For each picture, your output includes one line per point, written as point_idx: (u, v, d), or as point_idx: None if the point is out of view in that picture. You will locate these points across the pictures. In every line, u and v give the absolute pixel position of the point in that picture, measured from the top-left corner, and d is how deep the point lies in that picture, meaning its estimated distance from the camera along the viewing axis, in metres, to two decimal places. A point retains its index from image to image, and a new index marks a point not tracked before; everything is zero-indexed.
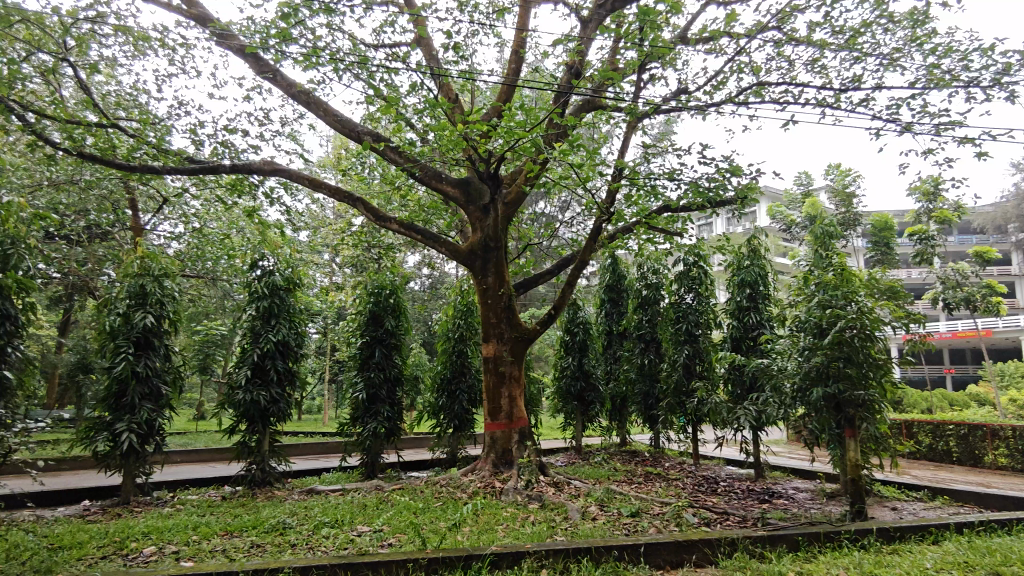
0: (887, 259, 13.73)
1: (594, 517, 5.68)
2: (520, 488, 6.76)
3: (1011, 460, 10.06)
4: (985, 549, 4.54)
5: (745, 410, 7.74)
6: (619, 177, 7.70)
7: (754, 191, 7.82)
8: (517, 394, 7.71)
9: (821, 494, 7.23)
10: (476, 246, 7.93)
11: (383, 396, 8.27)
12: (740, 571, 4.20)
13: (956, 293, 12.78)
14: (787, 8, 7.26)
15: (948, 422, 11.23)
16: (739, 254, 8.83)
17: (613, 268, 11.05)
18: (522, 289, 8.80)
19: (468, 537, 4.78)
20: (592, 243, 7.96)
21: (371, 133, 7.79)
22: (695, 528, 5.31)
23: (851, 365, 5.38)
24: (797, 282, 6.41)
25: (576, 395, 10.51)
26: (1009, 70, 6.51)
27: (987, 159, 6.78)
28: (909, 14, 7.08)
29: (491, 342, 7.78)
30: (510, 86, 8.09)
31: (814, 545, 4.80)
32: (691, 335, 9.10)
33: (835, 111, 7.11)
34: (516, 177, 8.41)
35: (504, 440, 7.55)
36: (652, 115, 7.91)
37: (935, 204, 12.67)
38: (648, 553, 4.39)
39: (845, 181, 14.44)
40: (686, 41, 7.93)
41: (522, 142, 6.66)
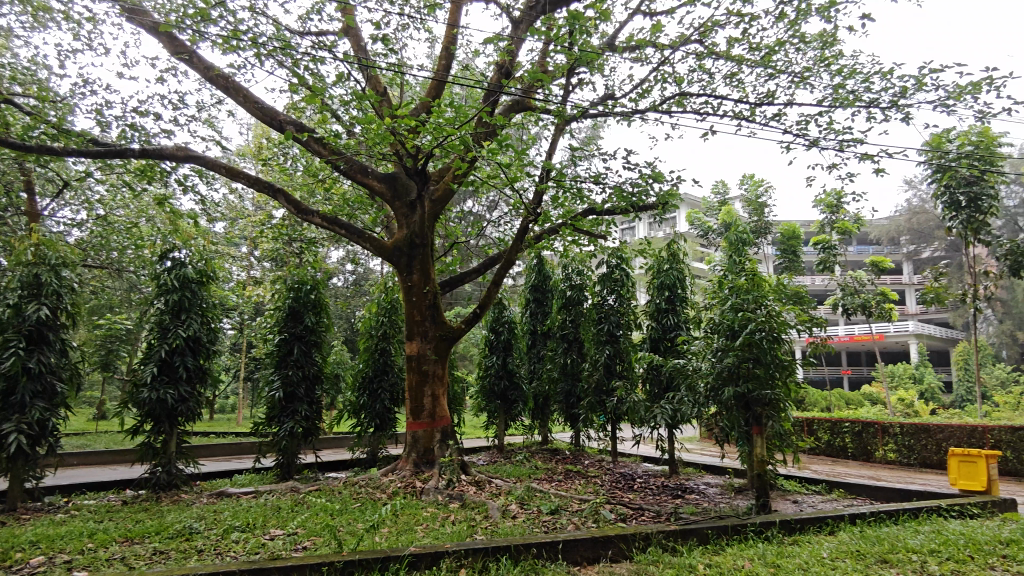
0: (794, 266, 14.49)
1: (514, 515, 5.72)
2: (441, 488, 6.71)
3: (899, 455, 10.94)
4: (875, 538, 4.89)
5: (662, 409, 8.01)
6: (546, 178, 7.77)
7: (675, 197, 8.11)
8: (440, 393, 7.65)
9: (729, 489, 7.58)
10: (401, 242, 7.80)
11: (302, 394, 8.01)
12: (653, 564, 4.35)
13: (854, 299, 13.65)
14: (709, 23, 7.58)
15: (844, 420, 12.01)
16: (659, 258, 9.10)
17: (538, 268, 11.15)
18: (447, 287, 8.74)
19: (386, 538, 4.72)
20: (518, 243, 8.00)
21: (294, 122, 7.52)
22: (611, 524, 5.45)
23: (760, 365, 5.68)
24: (712, 286, 6.68)
25: (499, 394, 10.57)
26: (905, 93, 7.03)
27: (884, 175, 7.35)
28: (819, 36, 7.53)
29: (415, 340, 7.67)
30: (440, 82, 8.04)
31: (722, 538, 5.01)
32: (612, 335, 9.33)
33: (751, 124, 7.48)
34: (444, 173, 8.34)
35: (426, 439, 7.46)
36: (579, 119, 8.07)
37: (837, 216, 13.44)
38: (565, 550, 4.46)
39: (758, 192, 15.23)
40: (613, 49, 8.14)
41: (451, 139, 6.62)
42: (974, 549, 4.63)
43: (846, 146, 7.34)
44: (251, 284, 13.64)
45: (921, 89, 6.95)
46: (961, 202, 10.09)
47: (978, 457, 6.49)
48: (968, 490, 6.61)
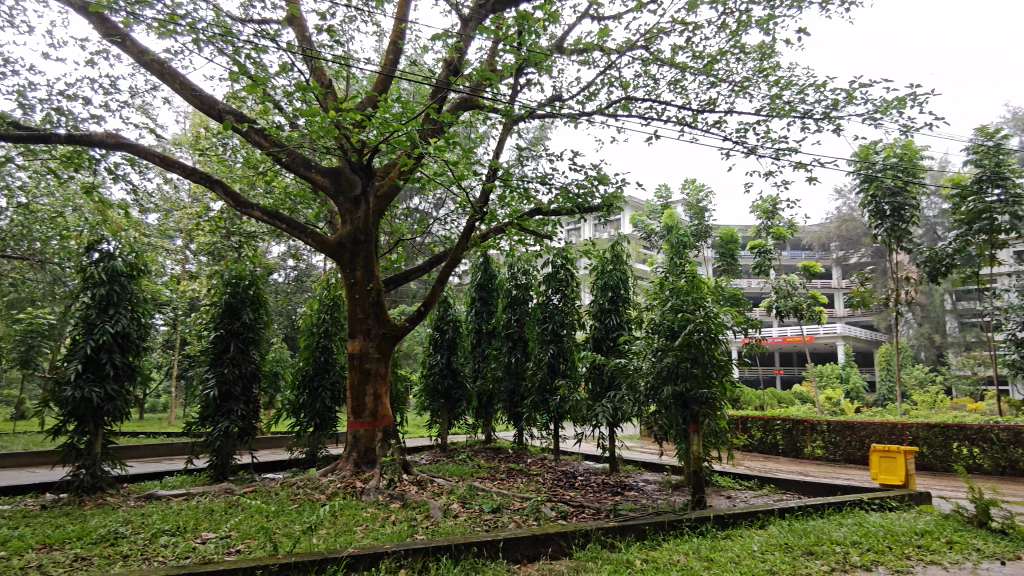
0: (731, 269, 14.97)
1: (455, 515, 5.69)
2: (382, 488, 6.63)
3: (826, 451, 11.46)
4: (802, 531, 5.11)
5: (603, 407, 8.13)
6: (493, 177, 7.77)
7: (619, 200, 8.26)
8: (382, 392, 7.55)
9: (667, 486, 7.77)
10: (345, 238, 7.66)
11: (238, 393, 7.75)
12: (592, 561, 4.41)
13: (787, 302, 14.20)
14: (654, 29, 7.77)
15: (776, 418, 12.50)
16: (603, 258, 9.23)
17: (484, 267, 11.16)
18: (391, 285, 8.62)
19: (324, 540, 4.62)
20: (463, 242, 7.97)
21: (234, 112, 7.27)
22: (552, 521, 5.51)
23: (697, 365, 5.84)
24: (654, 287, 6.82)
25: (443, 392, 10.52)
26: (837, 106, 7.34)
27: (816, 183, 7.68)
28: (758, 47, 7.80)
29: (358, 338, 7.54)
30: (387, 77, 7.93)
31: (659, 533, 5.11)
32: (557, 335, 9.41)
33: (693, 130, 7.68)
34: (390, 170, 8.24)
35: (367, 439, 7.34)
36: (527, 119, 8.10)
37: (773, 221, 13.94)
38: (506, 548, 4.46)
39: (698, 196, 15.67)
40: (562, 50, 8.23)
41: (397, 135, 6.55)
42: (892, 540, 4.90)
43: (782, 155, 7.62)
44: (185, 279, 13.14)
45: (851, 102, 7.28)
46: (886, 211, 10.64)
47: (898, 452, 6.86)
48: (888, 484, 6.95)
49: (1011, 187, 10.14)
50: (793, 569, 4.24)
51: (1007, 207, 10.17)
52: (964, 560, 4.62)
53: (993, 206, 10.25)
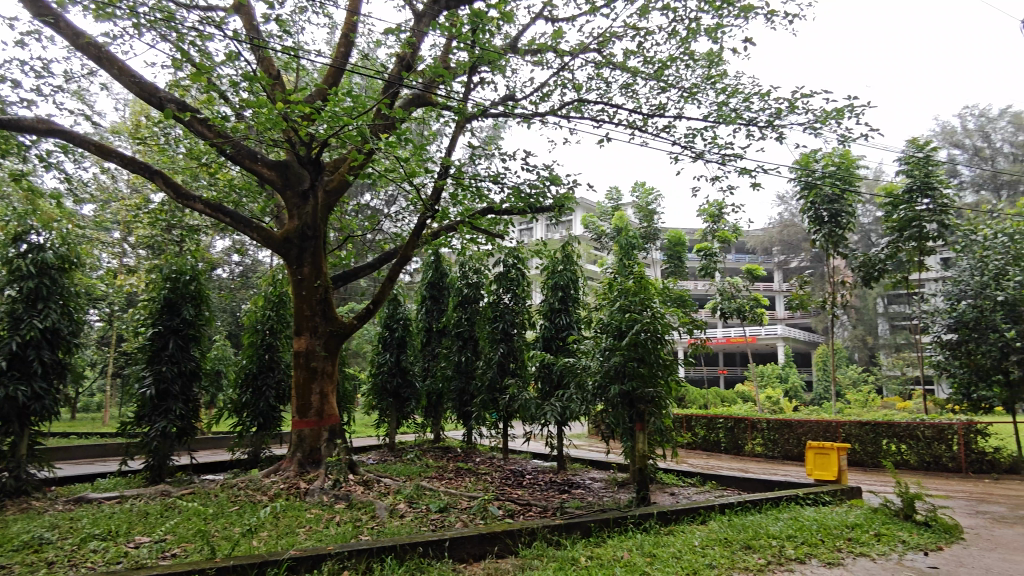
0: (678, 271, 15.31)
1: (401, 515, 5.63)
2: (327, 488, 6.52)
3: (765, 448, 11.85)
4: (741, 526, 5.26)
5: (552, 406, 8.18)
6: (445, 175, 7.75)
7: (571, 200, 8.35)
8: (328, 391, 7.41)
9: (613, 483, 7.89)
10: (291, 233, 7.48)
11: (176, 392, 7.47)
12: (537, 559, 4.44)
13: (731, 304, 14.63)
14: (607, 33, 7.96)
15: (718, 417, 12.84)
16: (554, 258, 9.29)
17: (435, 265, 11.09)
18: (340, 282, 8.46)
19: (265, 543, 4.51)
20: (414, 239, 7.90)
21: (176, 100, 6.98)
22: (498, 520, 5.51)
23: (644, 364, 5.95)
24: (603, 287, 6.91)
25: (392, 391, 10.41)
26: (780, 115, 7.62)
27: (759, 189, 7.95)
28: (707, 55, 8.01)
29: (304, 335, 7.38)
30: (338, 70, 7.80)
31: (604, 530, 5.17)
32: (506, 334, 9.44)
33: (643, 134, 7.83)
34: (340, 164, 8.10)
35: (312, 439, 7.19)
36: (480, 118, 8.13)
37: (719, 225, 14.32)
38: (452, 548, 4.44)
39: (648, 199, 15.97)
40: (516, 50, 8.28)
41: (347, 129, 6.44)
42: (824, 533, 5.11)
43: (727, 160, 7.87)
44: (123, 273, 12.61)
45: (793, 111, 7.57)
46: (824, 217, 11.07)
47: (831, 448, 7.16)
48: (822, 479, 7.22)
49: (939, 197, 10.71)
50: (731, 563, 4.36)
51: (935, 215, 10.69)
52: (890, 552, 4.85)
53: (922, 215, 10.77)
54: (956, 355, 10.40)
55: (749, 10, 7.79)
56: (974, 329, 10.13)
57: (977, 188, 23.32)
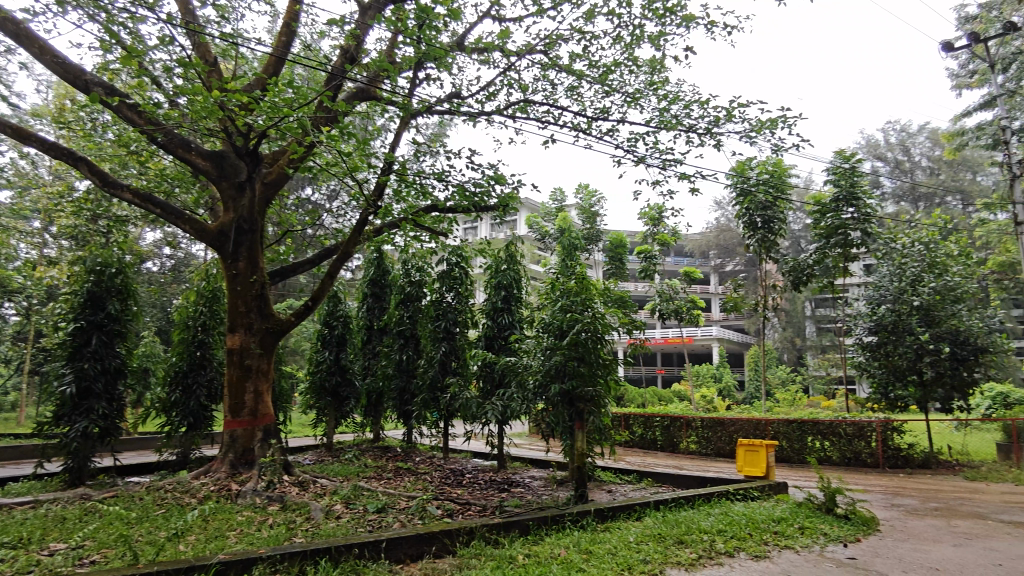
0: (619, 272, 15.59)
1: (337, 516, 5.53)
2: (260, 490, 6.32)
3: (699, 446, 12.22)
4: (674, 521, 5.41)
5: (493, 405, 8.17)
6: (388, 171, 7.66)
7: (515, 200, 8.39)
8: (263, 390, 7.19)
9: (552, 482, 7.96)
10: (227, 226, 7.23)
11: (99, 390, 7.10)
12: (475, 558, 4.43)
13: (669, 305, 15.02)
14: (554, 35, 8.05)
15: (655, 416, 13.16)
16: (497, 258, 9.29)
17: (377, 262, 10.95)
18: (277, 278, 8.22)
19: (192, 547, 4.34)
20: (355, 235, 7.76)
21: (103, 85, 6.68)
22: (437, 520, 5.48)
23: (584, 364, 6.04)
24: (545, 286, 6.96)
25: (330, 390, 10.19)
26: (718, 123, 7.87)
27: (697, 194, 8.19)
28: (650, 61, 8.18)
29: (238, 333, 7.14)
30: (279, 59, 7.60)
31: (542, 528, 5.21)
32: (448, 333, 9.41)
33: (587, 136, 7.94)
34: (279, 157, 7.88)
35: (245, 439, 6.96)
36: (425, 114, 8.08)
37: (658, 228, 14.64)
38: (389, 549, 4.38)
39: (591, 201, 16.20)
40: (462, 48, 8.27)
41: (287, 121, 6.27)
42: (752, 527, 5.30)
43: (668, 166, 8.07)
44: (42, 264, 11.88)
45: (730, 119, 7.83)
46: (758, 223, 11.48)
47: (760, 445, 7.45)
48: (751, 475, 7.49)
49: (863, 207, 11.31)
50: (664, 557, 4.47)
51: (859, 223, 11.33)
52: (813, 544, 5.08)
53: (847, 223, 11.39)
54: (876, 356, 10.98)
55: (691, 20, 8.01)
56: (892, 332, 10.73)
57: (897, 199, 24.72)
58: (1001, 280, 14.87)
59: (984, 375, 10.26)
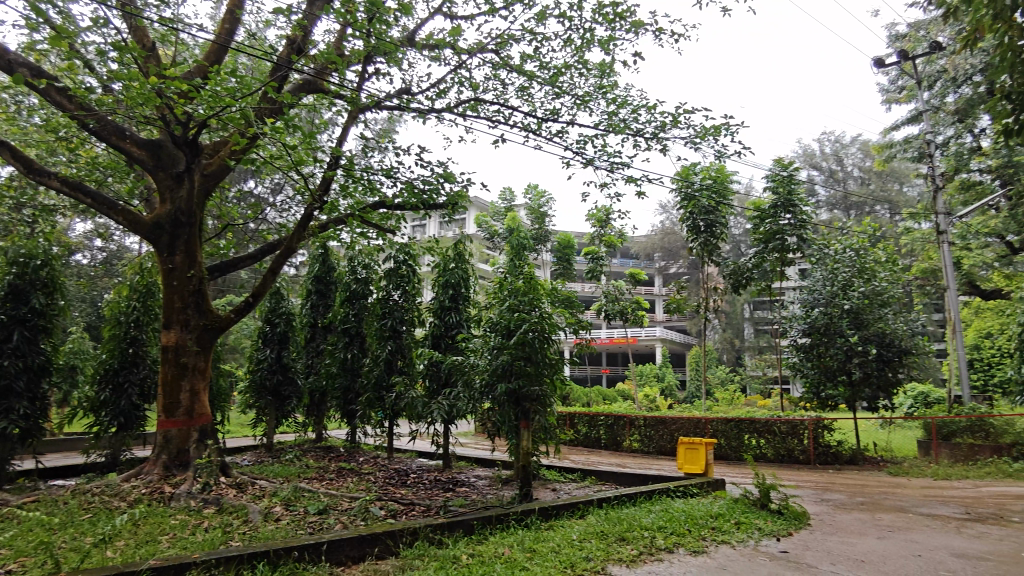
0: (567, 273, 15.72)
1: (277, 518, 5.39)
2: (195, 492, 6.11)
3: (642, 445, 12.48)
4: (617, 519, 5.50)
5: (439, 405, 8.12)
6: (335, 166, 7.53)
7: (464, 199, 8.37)
8: (200, 388, 6.95)
9: (497, 481, 7.97)
10: (163, 218, 6.95)
11: (21, 389, 6.70)
12: (419, 558, 4.40)
13: (615, 306, 15.26)
14: (505, 35, 8.07)
15: (599, 415, 13.34)
16: (446, 256, 9.23)
17: (322, 259, 10.73)
18: (216, 273, 7.95)
19: (121, 552, 4.16)
20: (300, 231, 7.59)
21: (28, 65, 6.25)
22: (380, 521, 5.41)
23: (531, 363, 6.08)
24: (493, 286, 6.96)
25: (271, 389, 9.92)
26: (664, 128, 8.07)
27: (643, 197, 8.37)
28: (599, 65, 8.30)
29: (174, 329, 6.88)
30: (221, 47, 7.37)
31: (486, 527, 5.21)
32: (395, 331, 9.30)
33: (537, 137, 8.00)
34: (220, 148, 7.62)
35: (179, 440, 6.70)
36: (374, 109, 7.99)
37: (606, 230, 14.83)
38: (330, 551, 4.30)
39: (540, 202, 16.30)
40: (413, 44, 8.21)
41: (229, 112, 6.08)
42: (690, 523, 5.45)
43: (615, 168, 8.22)
44: None
45: (676, 125, 8.03)
46: (701, 227, 11.79)
47: (700, 443, 7.64)
48: (691, 473, 7.67)
49: (799, 214, 11.78)
50: (606, 555, 4.55)
51: (795, 229, 11.80)
52: (748, 538, 5.26)
53: (784, 228, 11.83)
54: (809, 357, 11.42)
55: (639, 26, 8.16)
56: (824, 334, 11.19)
57: (830, 207, 25.85)
58: (923, 286, 15.72)
59: (907, 375, 10.83)
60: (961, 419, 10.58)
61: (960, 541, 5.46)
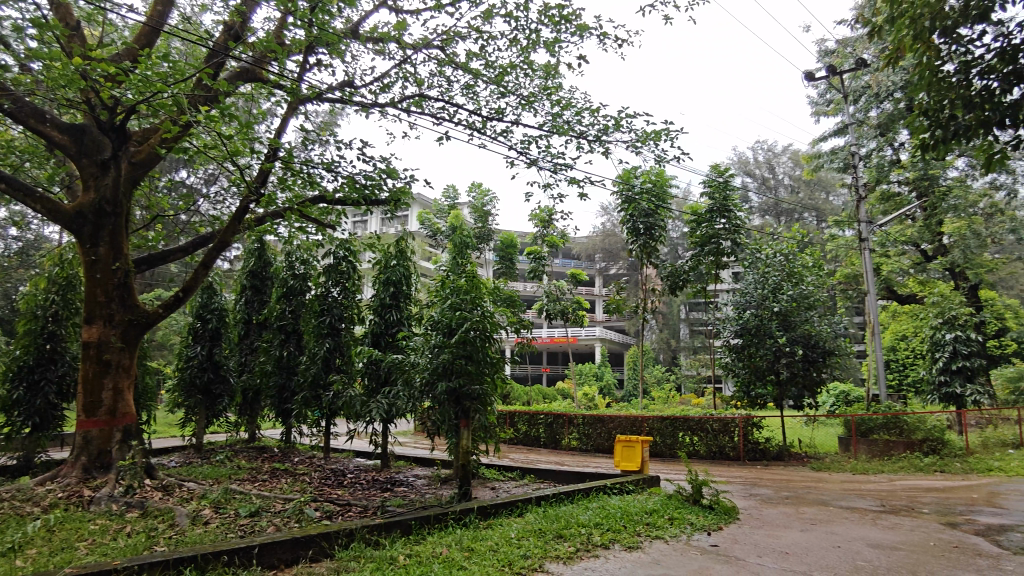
0: (508, 272, 15.73)
1: (206, 521, 5.20)
2: (117, 495, 5.82)
3: (580, 443, 12.66)
4: (555, 517, 5.55)
5: (377, 404, 8.03)
6: (273, 157, 7.32)
7: (407, 196, 8.27)
8: (125, 387, 6.63)
9: (436, 480, 7.92)
10: (85, 207, 6.58)
11: None
12: (355, 560, 4.33)
13: (556, 305, 15.41)
14: (451, 32, 8.02)
15: (539, 413, 13.45)
16: (387, 253, 9.09)
17: (258, 253, 10.42)
18: (143, 266, 7.59)
19: (34, 561, 3.92)
20: (234, 224, 7.33)
21: None
22: (315, 522, 5.29)
23: (472, 362, 6.06)
24: (435, 283, 6.91)
25: (201, 388, 9.55)
26: (607, 131, 8.20)
27: (585, 199, 8.47)
28: (544, 66, 8.36)
29: (96, 324, 6.53)
30: (153, 29, 7.06)
31: (424, 527, 5.17)
32: (333, 328, 9.12)
33: (481, 135, 7.98)
34: (149, 135, 7.28)
35: (101, 441, 6.37)
36: (315, 101, 7.80)
37: (548, 230, 14.93)
38: (261, 554, 4.18)
39: (483, 200, 16.28)
40: (357, 36, 8.08)
41: (161, 98, 5.82)
42: (626, 519, 5.55)
43: (559, 169, 8.28)
44: None
45: (618, 129, 8.17)
46: (640, 229, 12.03)
47: (636, 441, 7.82)
48: (627, 470, 7.82)
49: (733, 219, 12.22)
50: (544, 552, 4.59)
51: (729, 234, 12.22)
52: (680, 533, 5.41)
53: (719, 232, 12.21)
54: (740, 358, 11.81)
55: (584, 30, 8.26)
56: (755, 335, 11.60)
57: (762, 213, 26.91)
58: (846, 291, 16.55)
59: (830, 375, 11.39)
60: (878, 417, 11.19)
61: (876, 532, 5.77)
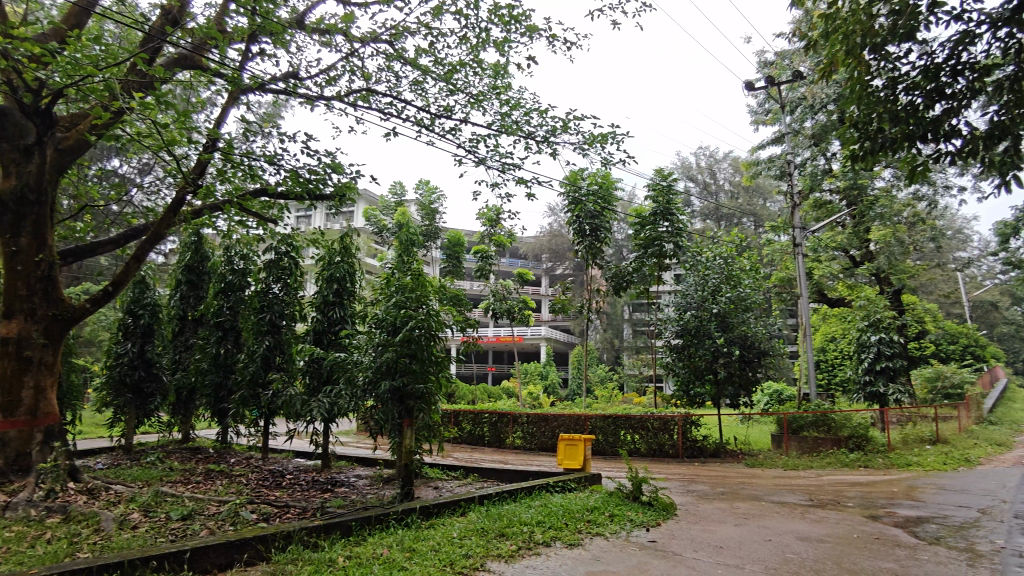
0: (455, 271, 15.62)
1: (134, 526, 4.98)
2: (37, 499, 5.51)
3: (524, 442, 12.73)
4: (497, 516, 5.55)
5: (319, 403, 7.87)
6: (212, 148, 7.07)
7: (352, 191, 8.13)
8: (47, 385, 6.29)
9: (377, 480, 7.81)
10: (6, 194, 6.21)
11: None
12: (292, 563, 4.22)
13: (502, 304, 15.44)
14: (400, 26, 7.93)
15: (483, 412, 13.46)
16: (331, 249, 8.90)
17: (195, 247, 10.08)
18: (69, 258, 7.21)
19: None
20: (170, 216, 7.05)
21: None
22: (251, 525, 5.15)
23: (416, 361, 6.01)
24: (379, 281, 6.81)
25: (132, 387, 9.14)
26: (554, 132, 8.26)
27: (532, 199, 8.52)
28: (493, 65, 8.36)
29: (16, 319, 6.17)
30: (84, 10, 6.74)
31: (364, 528, 5.09)
32: (274, 325, 8.87)
33: (429, 132, 7.91)
34: (78, 121, 6.92)
35: (19, 442, 6.01)
36: (257, 91, 7.59)
37: (496, 229, 14.91)
38: (193, 559, 4.02)
39: (431, 198, 16.15)
40: (303, 27, 7.90)
41: (91, 82, 5.52)
42: (567, 517, 5.61)
43: (507, 169, 8.30)
44: None
45: (566, 130, 8.25)
46: (586, 231, 12.18)
47: (579, 439, 7.91)
48: (570, 468, 7.91)
49: (675, 222, 12.54)
50: (485, 551, 4.59)
51: (672, 236, 12.52)
52: (620, 530, 5.51)
53: (662, 235, 12.50)
54: (680, 358, 12.10)
55: (534, 30, 8.31)
56: (694, 335, 11.89)
57: (703, 218, 27.71)
58: (781, 294, 17.18)
59: (764, 375, 11.83)
60: (808, 415, 11.66)
61: (805, 526, 6.01)
